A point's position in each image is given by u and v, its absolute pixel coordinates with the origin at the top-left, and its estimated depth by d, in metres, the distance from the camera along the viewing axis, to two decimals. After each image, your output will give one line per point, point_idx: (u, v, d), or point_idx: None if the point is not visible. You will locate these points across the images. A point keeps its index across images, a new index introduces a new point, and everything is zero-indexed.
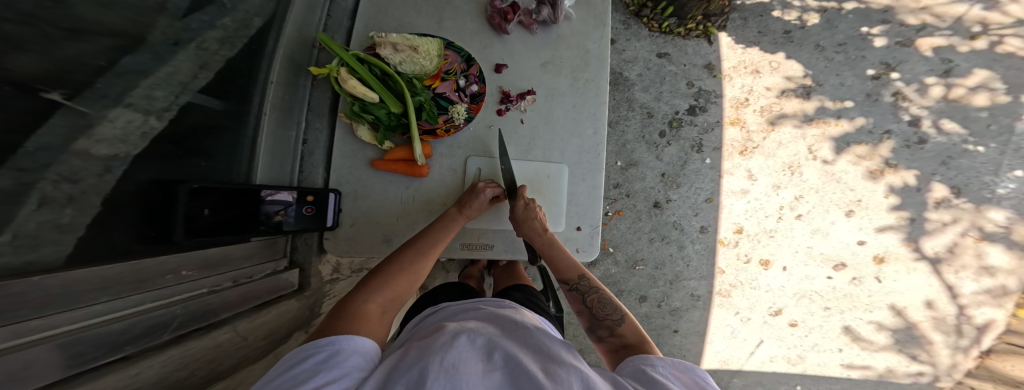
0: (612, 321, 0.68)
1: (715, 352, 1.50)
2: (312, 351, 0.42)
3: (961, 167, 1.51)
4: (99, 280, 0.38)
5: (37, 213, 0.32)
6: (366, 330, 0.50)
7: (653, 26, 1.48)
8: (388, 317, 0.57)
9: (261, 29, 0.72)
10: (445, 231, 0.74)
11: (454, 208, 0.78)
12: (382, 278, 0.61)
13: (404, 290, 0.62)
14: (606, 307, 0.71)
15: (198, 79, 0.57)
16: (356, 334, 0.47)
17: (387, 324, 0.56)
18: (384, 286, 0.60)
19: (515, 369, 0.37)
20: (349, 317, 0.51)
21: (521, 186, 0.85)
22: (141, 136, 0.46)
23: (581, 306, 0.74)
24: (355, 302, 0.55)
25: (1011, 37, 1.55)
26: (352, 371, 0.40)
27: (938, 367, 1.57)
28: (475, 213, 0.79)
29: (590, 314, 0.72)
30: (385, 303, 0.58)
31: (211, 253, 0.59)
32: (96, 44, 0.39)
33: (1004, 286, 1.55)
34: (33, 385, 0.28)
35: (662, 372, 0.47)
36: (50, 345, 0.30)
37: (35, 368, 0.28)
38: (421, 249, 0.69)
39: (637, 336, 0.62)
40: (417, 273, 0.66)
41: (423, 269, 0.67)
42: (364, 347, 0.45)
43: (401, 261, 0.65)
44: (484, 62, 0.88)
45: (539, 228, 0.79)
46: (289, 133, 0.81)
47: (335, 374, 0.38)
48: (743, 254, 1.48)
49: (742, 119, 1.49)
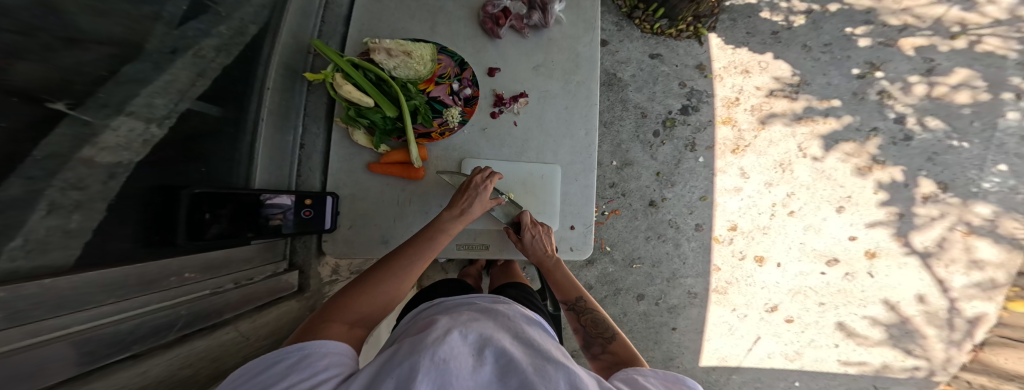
0: (605, 339, 0.72)
1: (714, 349, 1.52)
2: (283, 355, 0.41)
3: (947, 163, 1.54)
4: (107, 283, 0.40)
5: (46, 219, 0.34)
6: (338, 336, 0.49)
7: (646, 27, 1.51)
8: (360, 330, 0.56)
9: (257, 35, 0.74)
10: (441, 236, 0.72)
11: (451, 212, 0.75)
12: (361, 287, 0.60)
13: (380, 306, 0.60)
14: (599, 326, 0.75)
15: (196, 87, 0.59)
16: (328, 339, 0.47)
17: (356, 339, 0.54)
18: (358, 300, 0.57)
19: (505, 366, 0.38)
20: (321, 326, 0.50)
21: (523, 210, 0.88)
22: (143, 143, 0.47)
23: (577, 324, 0.78)
24: (330, 314, 0.53)
25: (990, 36, 1.58)
26: (329, 367, 0.41)
27: (933, 361, 1.59)
28: (469, 217, 0.77)
29: (585, 332, 0.76)
30: (353, 320, 0.55)
31: (214, 255, 0.61)
32: (94, 52, 0.40)
33: (994, 279, 1.58)
34: (51, 379, 0.30)
35: (652, 381, 0.49)
36: (65, 343, 0.32)
37: (48, 366, 0.30)
38: (400, 265, 0.64)
39: (631, 354, 0.66)
40: (391, 292, 0.62)
41: (400, 287, 0.64)
42: (339, 350, 0.45)
43: (377, 275, 0.62)
44: (478, 65, 0.90)
45: (544, 253, 0.85)
46: (286, 138, 0.83)
47: (309, 372, 0.39)
48: (739, 251, 1.51)
49: (734, 118, 1.52)
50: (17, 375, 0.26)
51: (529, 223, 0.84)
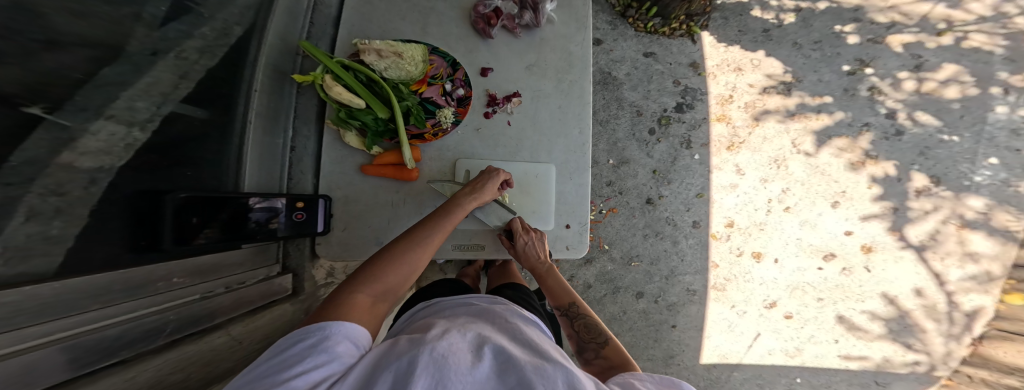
0: (598, 344, 0.72)
1: (714, 346, 1.51)
2: (302, 336, 0.41)
3: (939, 157, 1.56)
4: (93, 288, 0.39)
5: (25, 226, 0.33)
6: (359, 315, 0.48)
7: (639, 26, 1.52)
8: (383, 306, 0.55)
9: (242, 37, 0.73)
10: (456, 211, 0.72)
11: (465, 191, 0.76)
12: (386, 260, 0.58)
13: (399, 283, 0.57)
14: (593, 331, 0.75)
15: (179, 89, 0.58)
16: (345, 320, 0.46)
17: (380, 314, 0.53)
18: (381, 275, 0.55)
19: (504, 364, 0.38)
20: (339, 303, 0.49)
21: (516, 218, 0.89)
22: (125, 147, 0.46)
23: (571, 330, 0.79)
24: (348, 288, 0.52)
25: (975, 32, 1.60)
26: (343, 355, 0.40)
27: (933, 355, 1.60)
28: (485, 195, 0.78)
29: (579, 337, 0.76)
30: (375, 293, 0.54)
31: (203, 260, 0.60)
32: (72, 55, 0.39)
33: (989, 272, 1.59)
34: (42, 383, 0.29)
35: (649, 386, 0.48)
36: (55, 348, 0.31)
37: (41, 369, 0.29)
38: (419, 236, 0.63)
39: (622, 360, 0.65)
40: (414, 267, 0.60)
41: (420, 261, 0.62)
42: (355, 336, 0.45)
43: (400, 246, 0.60)
44: (471, 65, 0.90)
45: (538, 260, 0.86)
46: (276, 141, 0.82)
47: (326, 357, 0.38)
48: (736, 248, 1.51)
49: (728, 115, 1.52)
50: (10, 376, 0.26)
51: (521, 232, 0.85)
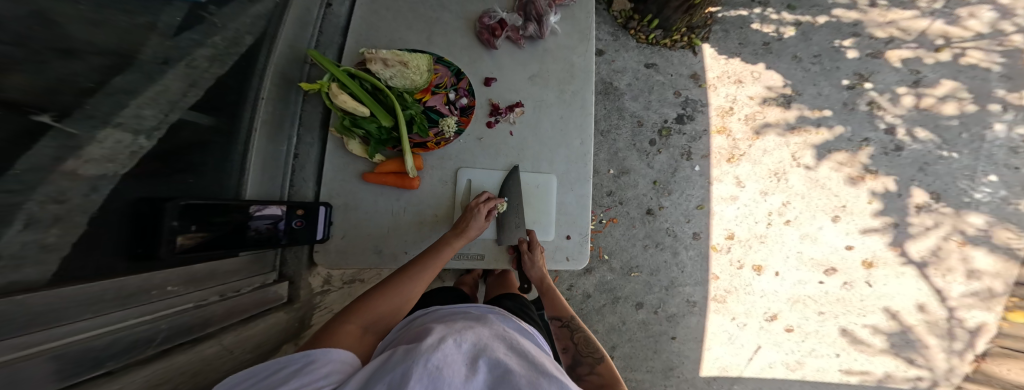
0: (594, 359, 0.74)
1: (714, 358, 1.49)
2: (287, 362, 0.40)
3: (938, 172, 1.56)
4: (82, 297, 0.38)
5: (21, 234, 0.32)
6: (348, 342, 0.51)
7: (641, 37, 1.53)
8: (372, 336, 0.56)
9: (252, 46, 0.74)
10: (445, 248, 0.73)
11: (452, 231, 0.76)
12: (377, 290, 0.61)
13: (386, 314, 0.59)
14: (590, 346, 0.77)
15: (188, 97, 0.58)
16: (334, 346, 0.47)
17: (369, 343, 0.55)
18: (367, 307, 0.57)
19: (500, 377, 0.37)
20: (330, 332, 0.51)
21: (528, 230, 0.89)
22: (130, 155, 0.46)
23: (568, 342, 0.80)
24: (341, 319, 0.55)
25: (972, 49, 1.61)
26: (331, 374, 0.39)
27: (936, 371, 1.58)
28: (474, 233, 0.78)
29: (576, 350, 0.78)
30: (365, 323, 0.56)
31: (199, 267, 0.59)
32: (86, 63, 0.40)
33: (991, 289, 1.58)
34: None
35: None
36: (46, 358, 0.31)
37: (33, 381, 0.29)
38: (411, 271, 0.66)
39: (614, 377, 0.69)
40: (402, 300, 0.62)
41: (413, 292, 0.64)
42: (342, 355, 0.44)
43: (386, 282, 0.63)
44: (474, 75, 0.90)
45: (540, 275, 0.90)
46: (280, 149, 0.82)
47: (311, 381, 0.37)
48: (736, 260, 1.50)
49: (728, 127, 1.53)
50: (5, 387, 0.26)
51: (528, 248, 0.88)
